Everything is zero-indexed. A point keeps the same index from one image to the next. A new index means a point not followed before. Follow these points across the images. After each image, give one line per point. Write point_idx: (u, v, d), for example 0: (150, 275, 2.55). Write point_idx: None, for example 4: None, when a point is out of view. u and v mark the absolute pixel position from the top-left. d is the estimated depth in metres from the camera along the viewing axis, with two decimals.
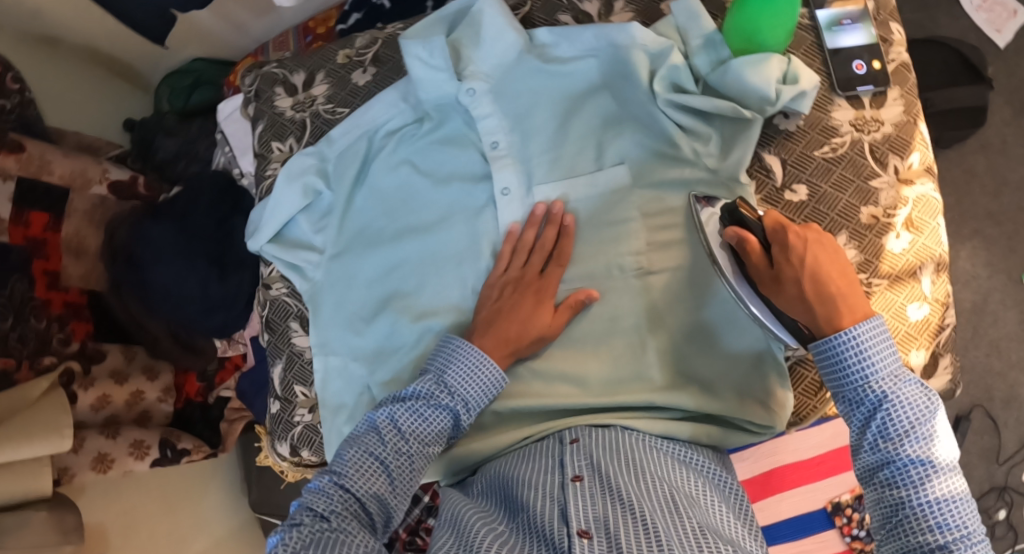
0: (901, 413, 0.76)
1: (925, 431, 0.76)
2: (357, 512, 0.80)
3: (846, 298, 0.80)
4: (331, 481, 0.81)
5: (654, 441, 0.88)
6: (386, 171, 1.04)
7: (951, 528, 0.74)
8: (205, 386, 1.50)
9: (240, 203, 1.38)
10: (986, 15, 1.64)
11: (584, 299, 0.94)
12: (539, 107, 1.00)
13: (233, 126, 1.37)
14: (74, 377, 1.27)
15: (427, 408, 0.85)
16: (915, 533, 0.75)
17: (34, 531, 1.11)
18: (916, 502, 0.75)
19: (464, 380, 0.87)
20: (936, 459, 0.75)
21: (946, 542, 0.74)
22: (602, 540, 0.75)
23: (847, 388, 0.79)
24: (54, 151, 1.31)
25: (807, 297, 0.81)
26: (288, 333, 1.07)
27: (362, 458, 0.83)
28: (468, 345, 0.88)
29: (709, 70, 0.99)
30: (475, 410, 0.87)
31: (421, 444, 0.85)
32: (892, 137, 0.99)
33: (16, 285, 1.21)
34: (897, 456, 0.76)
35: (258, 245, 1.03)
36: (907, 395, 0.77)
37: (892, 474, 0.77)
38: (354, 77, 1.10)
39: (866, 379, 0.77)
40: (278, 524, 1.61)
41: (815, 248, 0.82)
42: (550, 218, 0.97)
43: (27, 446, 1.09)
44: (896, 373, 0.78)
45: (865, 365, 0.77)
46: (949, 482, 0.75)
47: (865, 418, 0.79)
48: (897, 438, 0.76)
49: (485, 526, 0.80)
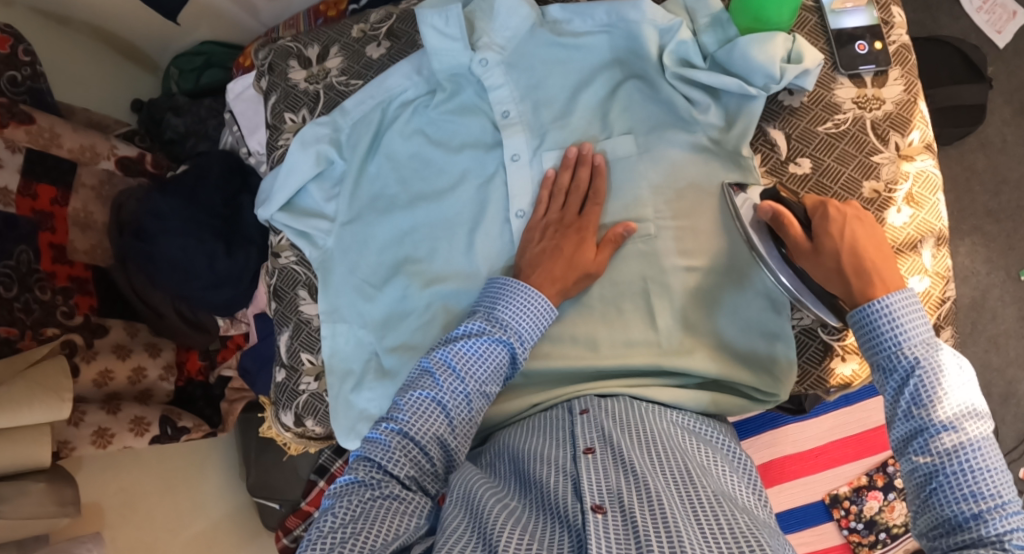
0: (934, 380, 0.77)
1: (956, 399, 0.76)
2: (416, 457, 0.82)
3: (875, 268, 0.83)
4: (390, 429, 0.83)
5: (665, 414, 0.89)
6: (400, 140, 1.08)
7: (984, 496, 0.73)
8: (207, 365, 1.49)
9: (248, 180, 1.41)
10: (987, 16, 1.62)
11: (622, 233, 0.96)
12: (550, 80, 1.04)
13: (242, 105, 1.34)
14: (76, 349, 1.23)
15: (483, 343, 0.86)
16: (950, 501, 0.74)
17: (33, 501, 1.08)
18: (949, 469, 0.74)
19: (516, 315, 0.88)
20: (969, 426, 0.75)
21: (979, 510, 0.73)
22: (616, 514, 0.73)
23: (882, 356, 0.80)
24: (64, 125, 1.28)
25: (840, 271, 0.84)
26: (296, 302, 1.12)
27: (421, 401, 0.84)
28: (517, 283, 0.90)
29: (716, 48, 1.00)
30: (529, 343, 0.89)
31: (478, 382, 0.85)
32: (893, 115, 1.00)
33: (22, 257, 1.18)
34: (931, 424, 0.76)
35: (270, 213, 1.08)
36: (939, 364, 0.78)
37: (924, 443, 0.76)
38: (368, 51, 1.13)
39: (899, 346, 0.78)
40: (275, 509, 1.54)
41: (851, 225, 0.86)
42: (582, 158, 1.00)
43: (26, 409, 1.04)
44: (928, 342, 0.79)
45: (898, 332, 0.79)
46: (985, 451, 0.74)
47: (898, 388, 0.79)
48: (930, 405, 0.76)
49: (497, 501, 0.79)
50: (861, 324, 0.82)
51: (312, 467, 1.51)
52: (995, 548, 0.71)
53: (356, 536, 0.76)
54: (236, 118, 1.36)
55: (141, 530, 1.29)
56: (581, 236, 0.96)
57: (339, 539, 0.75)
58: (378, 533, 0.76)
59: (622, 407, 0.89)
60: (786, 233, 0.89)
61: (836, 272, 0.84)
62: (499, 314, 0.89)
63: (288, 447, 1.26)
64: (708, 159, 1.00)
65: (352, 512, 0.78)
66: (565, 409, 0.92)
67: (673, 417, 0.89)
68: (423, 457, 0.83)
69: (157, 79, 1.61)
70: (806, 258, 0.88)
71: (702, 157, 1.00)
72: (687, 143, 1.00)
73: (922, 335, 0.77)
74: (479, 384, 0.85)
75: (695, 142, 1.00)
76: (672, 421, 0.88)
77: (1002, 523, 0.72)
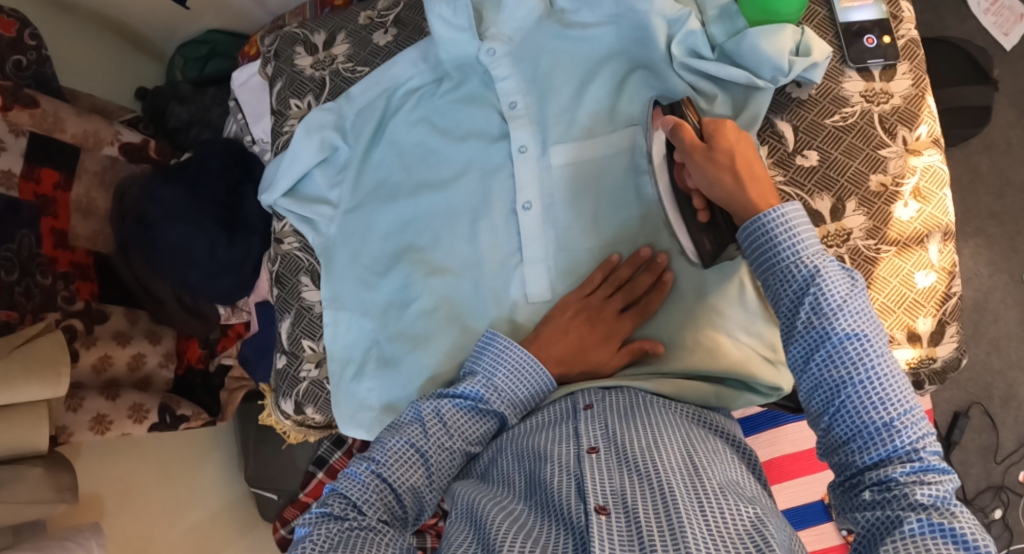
0: (832, 287, 0.75)
1: (856, 306, 0.74)
2: (392, 503, 0.82)
3: (752, 173, 0.84)
4: (369, 470, 0.83)
5: (669, 408, 0.87)
6: (406, 128, 1.08)
7: (891, 402, 0.71)
8: (207, 353, 1.48)
9: (251, 169, 1.39)
10: (994, 18, 1.60)
11: (648, 349, 0.95)
12: (557, 71, 1.03)
13: (246, 93, 1.35)
14: (76, 334, 1.23)
15: (478, 412, 0.87)
16: (859, 413, 0.72)
17: (29, 486, 1.07)
18: (856, 377, 0.72)
19: (514, 384, 0.88)
20: (869, 331, 0.73)
21: (888, 417, 0.71)
22: (620, 515, 0.73)
23: (778, 268, 0.78)
24: (68, 109, 1.27)
25: (726, 169, 0.84)
26: (298, 288, 1.11)
27: (401, 451, 0.85)
28: (518, 348, 0.89)
29: (725, 39, 0.99)
30: (522, 412, 0.89)
31: (464, 442, 0.87)
32: (900, 109, 1.00)
33: (24, 241, 1.17)
34: (831, 331, 0.74)
35: (273, 199, 1.08)
36: (833, 272, 0.76)
37: (826, 354, 0.74)
38: (375, 38, 1.12)
39: (798, 256, 0.76)
40: (273, 500, 1.53)
41: (744, 141, 0.86)
42: (651, 263, 0.97)
43: (25, 385, 1.02)
44: (820, 251, 0.77)
45: (794, 243, 0.77)
46: (885, 355, 0.73)
47: (796, 299, 0.77)
48: (829, 312, 0.74)
49: (500, 508, 0.78)
50: (757, 236, 0.79)
51: (312, 458, 1.49)
52: (907, 459, 0.70)
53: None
54: (241, 106, 1.37)
55: (138, 518, 1.29)
56: (610, 293, 0.96)
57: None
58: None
59: (626, 400, 0.87)
60: (684, 135, 0.87)
61: (726, 169, 0.84)
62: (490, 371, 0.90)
63: (287, 435, 1.25)
64: None
65: (326, 541, 0.77)
66: (568, 404, 0.89)
67: (676, 409, 0.87)
68: (398, 502, 0.83)
69: (162, 68, 1.60)
70: (698, 159, 0.86)
71: None
72: None
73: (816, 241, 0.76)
74: (463, 444, 0.86)
75: None
76: (676, 415, 0.86)
77: (909, 432, 0.71)
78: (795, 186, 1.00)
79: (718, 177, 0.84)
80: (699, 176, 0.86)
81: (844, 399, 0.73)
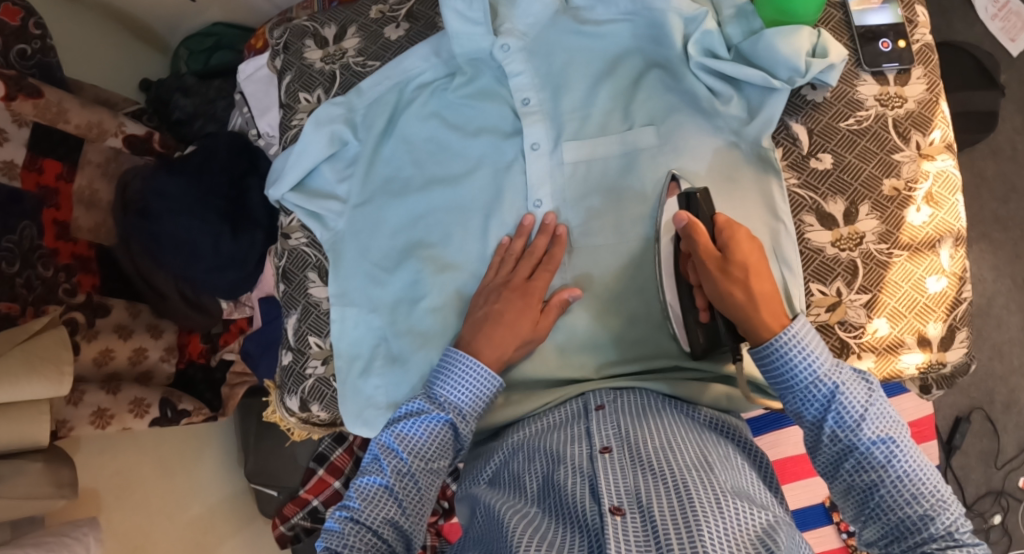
0: (852, 402, 0.80)
1: (876, 412, 0.80)
2: (375, 542, 0.84)
3: (764, 290, 0.83)
4: (344, 516, 0.86)
5: (680, 410, 0.88)
6: (417, 122, 1.07)
7: (924, 494, 0.78)
8: (208, 348, 1.46)
9: (257, 163, 1.36)
10: (1002, 23, 1.59)
11: (568, 298, 0.96)
12: (571, 67, 1.03)
13: (252, 86, 1.33)
14: (77, 328, 1.22)
15: (420, 423, 0.87)
16: (895, 509, 0.79)
17: (28, 481, 1.05)
18: (889, 481, 0.78)
19: (454, 388, 0.88)
20: (893, 435, 0.79)
21: (925, 510, 0.78)
22: (635, 515, 0.73)
23: (797, 387, 0.81)
24: (72, 100, 1.25)
25: (736, 284, 0.84)
26: (306, 284, 1.10)
27: (373, 489, 0.86)
28: (454, 352, 0.90)
29: (741, 39, 1.00)
30: (471, 415, 0.88)
31: (422, 461, 0.87)
32: (914, 114, 1.01)
33: (25, 233, 1.16)
34: (860, 442, 0.79)
35: (281, 193, 1.08)
36: (849, 381, 0.81)
37: (860, 463, 0.80)
38: (387, 32, 1.12)
39: (817, 375, 0.80)
40: (274, 496, 1.52)
41: (756, 252, 0.85)
42: (543, 227, 0.99)
43: (26, 383, 1.01)
44: (833, 361, 0.81)
45: (808, 362, 0.80)
46: (911, 452, 0.79)
47: (819, 416, 0.81)
48: (854, 428, 0.79)
49: (514, 510, 0.79)
50: (772, 358, 0.82)
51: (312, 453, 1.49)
52: (946, 538, 0.77)
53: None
54: (246, 99, 1.35)
55: (138, 513, 1.28)
56: (515, 267, 0.98)
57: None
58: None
59: (636, 402, 0.89)
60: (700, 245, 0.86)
61: (737, 283, 0.83)
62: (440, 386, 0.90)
63: (291, 432, 1.24)
64: (728, 149, 0.99)
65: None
66: (580, 404, 0.92)
67: (681, 410, 0.88)
68: (377, 536, 0.84)
69: (167, 60, 1.59)
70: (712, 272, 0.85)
71: (723, 148, 0.99)
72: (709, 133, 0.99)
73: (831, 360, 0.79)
74: (425, 462, 0.87)
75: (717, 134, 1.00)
76: (686, 416, 0.87)
77: (945, 513, 0.77)
78: (808, 189, 1.00)
79: (728, 293, 0.84)
80: (710, 288, 0.86)
81: (880, 496, 0.79)
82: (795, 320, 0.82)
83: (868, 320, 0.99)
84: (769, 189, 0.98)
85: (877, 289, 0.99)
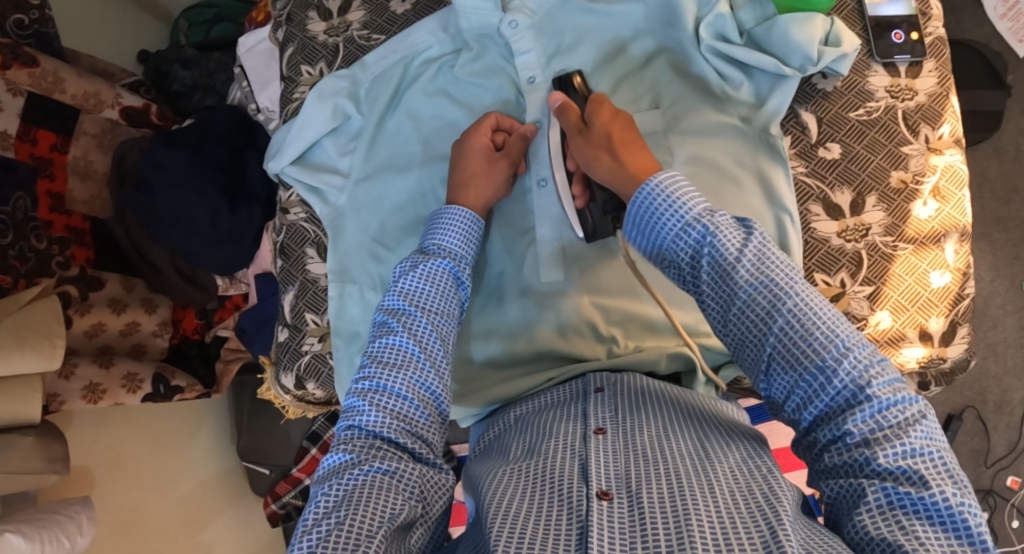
0: (725, 243, 0.75)
1: (753, 254, 0.74)
2: (402, 435, 0.78)
3: (630, 151, 0.86)
4: (372, 395, 0.79)
5: (679, 395, 0.87)
6: (422, 97, 1.07)
7: (820, 340, 0.70)
8: (203, 324, 1.44)
9: (255, 138, 1.34)
10: (1011, 24, 1.54)
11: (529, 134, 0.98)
12: (583, 46, 1.03)
13: (254, 59, 1.29)
14: (71, 301, 1.19)
15: (422, 269, 0.86)
16: (792, 362, 0.71)
17: (21, 456, 1.03)
18: (775, 326, 0.72)
19: (455, 241, 0.90)
20: (775, 275, 0.73)
21: (819, 358, 0.70)
22: (623, 501, 0.72)
23: (670, 236, 0.78)
24: (69, 69, 1.20)
25: (603, 149, 0.87)
26: (303, 260, 1.10)
27: (392, 351, 0.82)
28: (450, 210, 0.91)
29: (753, 25, 1.00)
30: (467, 263, 0.90)
31: (436, 316, 0.85)
32: (924, 107, 1.01)
33: (19, 204, 1.12)
34: (737, 284, 0.74)
35: (281, 166, 1.07)
36: (724, 224, 0.76)
37: (741, 309, 0.74)
38: (392, 6, 1.11)
39: (683, 220, 0.76)
40: (267, 474, 1.52)
41: (618, 119, 0.90)
42: (502, 129, 1.00)
43: (18, 354, 0.99)
44: (706, 207, 0.77)
45: (675, 208, 0.77)
46: (802, 295, 0.72)
47: (695, 262, 0.77)
48: (728, 269, 0.74)
49: (497, 472, 0.79)
50: (643, 210, 0.79)
51: (305, 433, 1.48)
52: (856, 403, 0.69)
53: (342, 524, 0.70)
54: (247, 73, 1.31)
55: (127, 490, 1.26)
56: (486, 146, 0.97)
57: (323, 532, 0.70)
58: (366, 519, 0.71)
59: (636, 389, 0.87)
60: (566, 122, 0.92)
61: (600, 146, 0.87)
62: (435, 243, 0.90)
63: (286, 410, 1.23)
64: (738, 137, 1.00)
65: (337, 497, 0.74)
66: (580, 386, 0.91)
67: (688, 394, 0.87)
68: (408, 406, 0.79)
69: (167, 31, 1.56)
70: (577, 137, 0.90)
71: (730, 134, 1.00)
72: (718, 117, 1.00)
73: (699, 202, 0.76)
74: (437, 313, 0.85)
75: (725, 117, 1.00)
76: (687, 402, 0.85)
77: (851, 362, 0.70)
78: (816, 178, 1.00)
79: (596, 156, 0.87)
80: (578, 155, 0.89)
81: (771, 348, 0.72)
82: (663, 173, 0.80)
83: (871, 312, 1.00)
84: (778, 176, 0.99)
85: (881, 281, 0.99)
